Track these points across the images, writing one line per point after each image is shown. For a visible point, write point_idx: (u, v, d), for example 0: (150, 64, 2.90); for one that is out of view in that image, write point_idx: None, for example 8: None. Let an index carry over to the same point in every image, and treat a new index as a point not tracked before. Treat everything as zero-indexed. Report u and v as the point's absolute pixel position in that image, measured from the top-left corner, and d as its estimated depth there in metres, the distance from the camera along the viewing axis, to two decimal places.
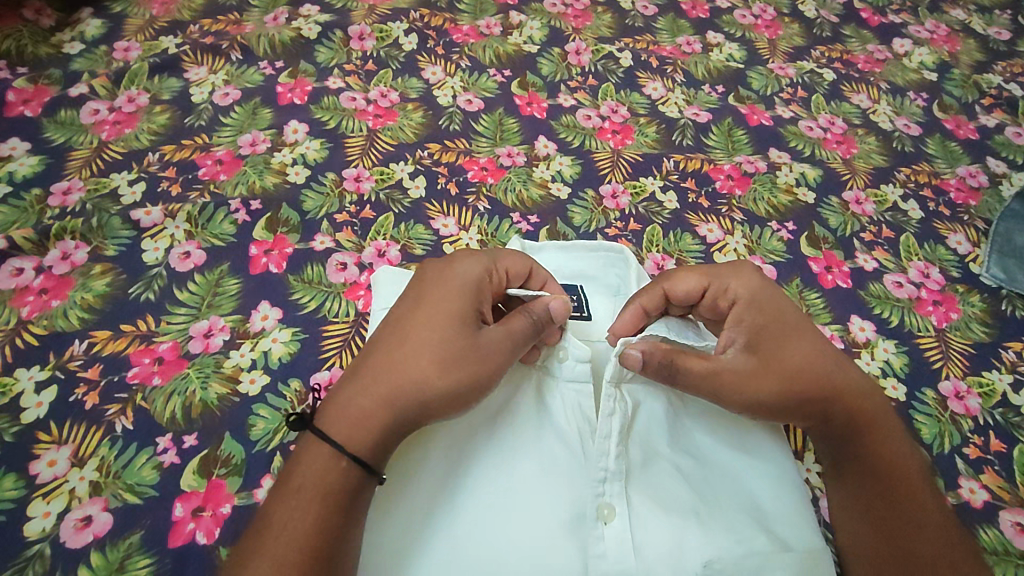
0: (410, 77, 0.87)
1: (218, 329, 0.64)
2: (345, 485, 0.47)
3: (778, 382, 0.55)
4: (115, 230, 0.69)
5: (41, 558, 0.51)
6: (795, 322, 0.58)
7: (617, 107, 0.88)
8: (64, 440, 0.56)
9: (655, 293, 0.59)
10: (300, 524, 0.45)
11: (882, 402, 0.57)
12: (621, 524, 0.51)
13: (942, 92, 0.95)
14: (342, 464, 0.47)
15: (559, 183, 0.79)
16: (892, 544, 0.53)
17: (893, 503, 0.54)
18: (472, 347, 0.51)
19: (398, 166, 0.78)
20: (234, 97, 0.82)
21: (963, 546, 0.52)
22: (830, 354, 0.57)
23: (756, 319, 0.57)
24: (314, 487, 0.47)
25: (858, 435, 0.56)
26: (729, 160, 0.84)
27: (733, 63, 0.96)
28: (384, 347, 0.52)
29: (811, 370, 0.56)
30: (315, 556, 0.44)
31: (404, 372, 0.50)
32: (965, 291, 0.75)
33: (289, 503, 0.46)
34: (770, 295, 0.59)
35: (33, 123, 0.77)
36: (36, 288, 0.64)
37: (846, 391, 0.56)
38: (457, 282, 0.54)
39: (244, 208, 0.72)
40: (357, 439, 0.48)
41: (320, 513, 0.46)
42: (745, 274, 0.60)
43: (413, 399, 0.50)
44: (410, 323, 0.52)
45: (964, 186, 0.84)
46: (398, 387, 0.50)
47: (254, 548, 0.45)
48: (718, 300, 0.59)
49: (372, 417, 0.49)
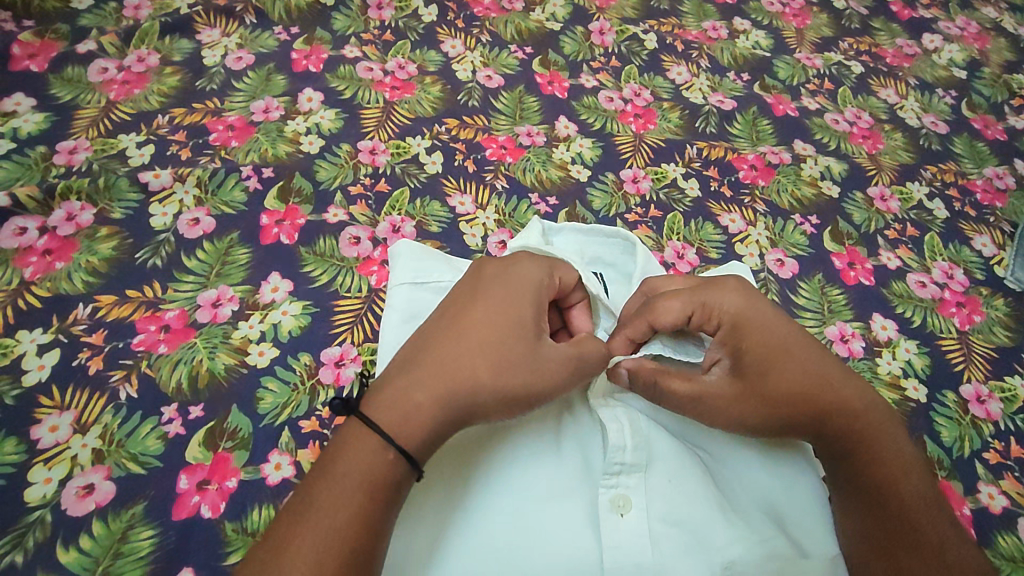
0: (429, 49, 0.84)
1: (227, 299, 0.62)
2: (389, 476, 0.43)
3: (764, 406, 0.52)
4: (123, 192, 0.67)
5: (42, 524, 0.49)
6: (789, 341, 0.53)
7: (640, 90, 0.86)
8: (66, 405, 0.55)
9: (640, 323, 0.55)
10: (341, 515, 0.41)
11: (882, 418, 0.53)
12: (637, 516, 0.49)
13: (972, 91, 0.93)
14: (389, 455, 0.43)
15: (580, 166, 0.77)
16: (882, 562, 0.49)
17: (884, 518, 0.50)
18: (536, 356, 0.48)
19: (414, 141, 0.76)
20: (247, 62, 0.80)
21: (964, 568, 0.48)
22: (824, 368, 0.53)
23: (743, 340, 0.53)
24: (358, 473, 0.42)
25: (852, 454, 0.52)
26: (753, 150, 0.82)
27: (759, 51, 0.93)
28: (440, 342, 0.48)
29: (799, 395, 0.52)
30: (356, 548, 0.40)
31: (466, 372, 0.46)
32: (989, 294, 0.73)
33: (329, 487, 0.42)
34: (760, 313, 0.54)
35: (39, 79, 0.74)
36: (39, 249, 0.62)
37: (838, 410, 0.52)
38: (526, 286, 0.51)
39: (256, 175, 0.70)
40: (408, 432, 0.44)
41: (364, 505, 0.42)
42: (730, 291, 0.55)
43: (464, 398, 0.46)
44: (468, 316, 0.49)
45: (991, 187, 0.83)
46: (455, 387, 0.46)
47: (291, 531, 0.40)
48: (704, 322, 0.54)
49: (426, 413, 0.45)
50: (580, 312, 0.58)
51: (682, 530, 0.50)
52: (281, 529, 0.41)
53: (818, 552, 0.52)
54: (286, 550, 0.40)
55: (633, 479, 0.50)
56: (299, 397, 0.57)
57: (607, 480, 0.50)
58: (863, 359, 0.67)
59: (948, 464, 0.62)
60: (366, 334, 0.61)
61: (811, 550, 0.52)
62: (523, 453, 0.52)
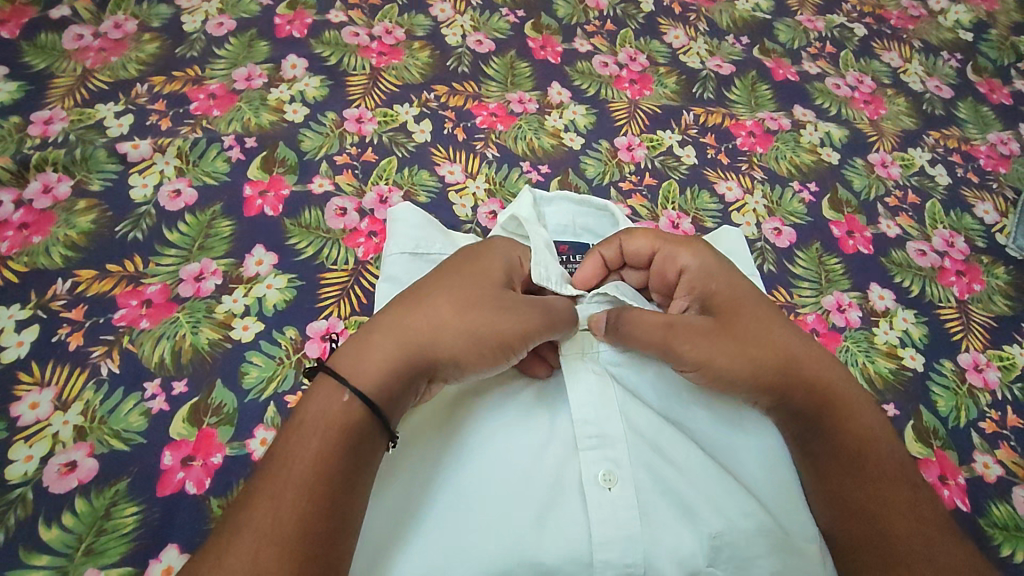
0: (417, 14, 0.81)
1: (210, 273, 0.60)
2: (349, 419, 0.42)
3: (732, 349, 0.51)
4: (101, 163, 0.65)
5: (24, 502, 0.49)
6: (752, 294, 0.55)
7: (636, 55, 0.83)
8: (46, 382, 0.54)
9: (612, 244, 0.57)
10: (298, 467, 0.40)
11: (845, 378, 0.53)
12: (623, 489, 0.48)
13: (977, 54, 0.90)
14: (345, 398, 0.43)
15: (573, 133, 0.75)
16: (862, 526, 0.49)
17: (862, 479, 0.50)
18: (499, 298, 0.48)
19: (402, 109, 0.73)
20: (228, 27, 0.77)
21: (941, 521, 0.49)
22: (788, 324, 0.54)
23: (710, 286, 0.54)
24: (317, 422, 0.42)
25: (825, 413, 0.52)
26: (751, 116, 0.79)
27: (759, 14, 0.90)
28: (402, 297, 0.48)
29: (765, 337, 0.52)
30: (315, 497, 0.40)
31: (430, 314, 0.46)
32: (990, 262, 0.72)
33: (289, 438, 0.42)
34: (727, 266, 0.56)
35: (10, 46, 0.72)
36: (16, 222, 0.60)
37: (805, 362, 0.52)
38: (492, 245, 0.52)
39: (239, 145, 0.68)
40: (365, 375, 0.43)
41: (321, 450, 0.41)
42: (699, 245, 0.57)
43: (424, 338, 0.45)
44: (431, 274, 0.50)
45: (994, 153, 0.80)
46: (417, 328, 0.46)
47: (256, 483, 0.41)
48: (667, 268, 0.56)
49: (383, 355, 0.44)
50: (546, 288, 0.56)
51: (668, 501, 0.49)
52: (247, 485, 0.41)
53: (803, 529, 0.51)
54: (247, 503, 0.40)
55: (616, 451, 0.49)
56: (284, 371, 0.56)
57: (592, 455, 0.49)
58: (859, 329, 0.66)
59: (944, 434, 0.61)
60: (354, 307, 0.60)
61: (798, 527, 0.51)
62: (503, 429, 0.51)
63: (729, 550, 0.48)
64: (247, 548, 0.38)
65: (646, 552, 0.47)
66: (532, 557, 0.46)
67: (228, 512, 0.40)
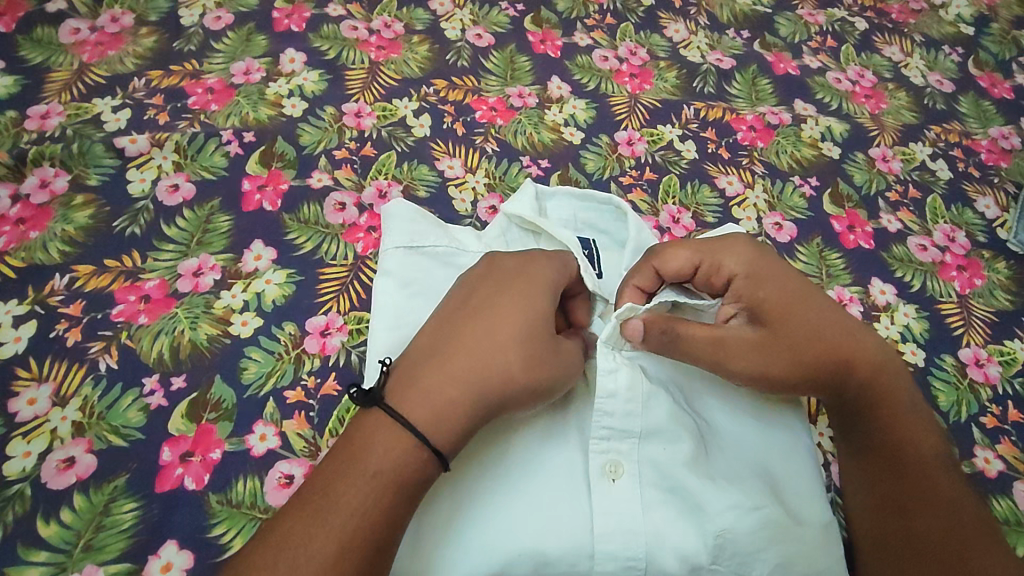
0: (416, 7, 0.81)
1: (209, 268, 0.60)
2: (417, 477, 0.41)
3: (787, 352, 0.51)
4: (98, 158, 0.65)
5: (22, 498, 0.49)
6: (803, 293, 0.53)
7: (636, 49, 0.83)
8: (44, 377, 0.53)
9: (645, 271, 0.54)
10: (368, 522, 0.39)
11: (896, 375, 0.53)
12: (628, 482, 0.48)
13: (979, 48, 0.90)
14: (422, 458, 0.41)
15: (573, 128, 0.75)
16: (894, 520, 0.49)
17: (900, 478, 0.50)
18: (561, 351, 0.48)
19: (401, 103, 0.73)
20: (226, 21, 0.76)
21: (976, 520, 0.49)
22: (842, 317, 0.54)
23: (763, 291, 0.52)
24: (389, 475, 0.40)
25: (872, 409, 0.52)
26: (752, 111, 0.79)
27: (760, 8, 0.89)
28: (470, 340, 0.45)
29: (822, 336, 0.52)
30: (379, 552, 0.39)
31: (504, 370, 0.45)
32: (991, 257, 0.72)
33: (358, 491, 0.40)
34: (773, 264, 0.54)
35: (7, 40, 0.71)
36: (12, 218, 0.60)
37: (857, 360, 0.52)
38: (554, 284, 0.50)
39: (237, 139, 0.68)
40: (439, 431, 0.42)
41: (392, 506, 0.40)
42: (739, 246, 0.55)
43: (497, 394, 0.44)
44: (495, 310, 0.47)
45: (995, 147, 0.80)
46: (492, 384, 0.44)
47: (313, 528, 0.38)
48: (713, 276, 0.54)
49: (456, 410, 0.43)
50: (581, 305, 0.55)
51: (672, 496, 0.49)
52: (299, 526, 0.39)
53: (810, 520, 0.51)
54: (305, 552, 0.38)
55: (625, 444, 0.50)
56: (283, 367, 0.56)
57: (601, 444, 0.49)
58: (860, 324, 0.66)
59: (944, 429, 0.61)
60: (353, 303, 0.60)
61: (805, 517, 0.51)
62: (522, 427, 0.50)
63: (732, 546, 0.48)
64: None
65: (649, 546, 0.47)
66: (535, 550, 0.46)
67: (277, 557, 0.38)
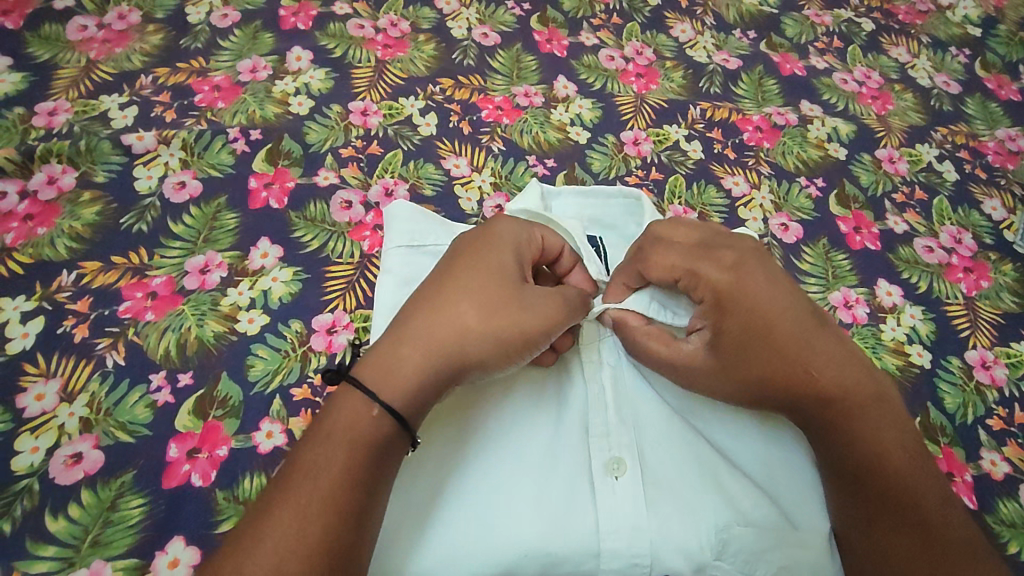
0: (423, 6, 0.81)
1: (215, 266, 0.60)
2: (376, 433, 0.42)
3: (738, 383, 0.49)
4: (106, 155, 0.65)
5: (30, 493, 0.49)
6: (775, 316, 0.49)
7: (643, 48, 0.83)
8: (52, 373, 0.54)
9: (630, 271, 0.54)
10: (324, 479, 0.40)
11: (865, 402, 0.49)
12: (632, 479, 0.48)
13: (986, 50, 0.90)
14: (374, 412, 0.42)
15: (579, 128, 0.75)
16: (867, 540, 0.48)
17: (870, 502, 0.48)
18: (523, 296, 0.48)
19: (407, 101, 0.73)
20: (233, 19, 0.76)
21: (951, 547, 0.46)
22: (819, 341, 0.50)
23: (727, 315, 0.49)
24: (345, 432, 0.41)
25: (836, 437, 0.49)
26: (758, 111, 0.79)
27: (767, 8, 0.89)
28: (423, 304, 0.47)
29: (783, 365, 0.49)
30: (341, 513, 0.39)
31: (458, 322, 0.46)
32: (998, 259, 0.72)
33: (317, 450, 0.41)
34: (752, 282, 0.50)
35: (15, 37, 0.71)
36: (20, 214, 0.60)
37: (816, 389, 0.49)
38: (514, 241, 0.51)
39: (244, 137, 0.68)
40: (390, 388, 0.43)
41: (349, 462, 0.40)
42: (722, 257, 0.51)
43: (453, 347, 0.45)
44: (451, 273, 0.48)
45: (1002, 149, 0.80)
46: (446, 341, 0.45)
47: (278, 487, 0.40)
48: (690, 288, 0.51)
49: (413, 370, 0.44)
50: (579, 270, 0.56)
51: (676, 494, 0.49)
52: (269, 493, 0.40)
53: (814, 521, 0.51)
54: (267, 513, 0.39)
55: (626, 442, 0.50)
56: (290, 364, 0.56)
57: (602, 443, 0.50)
58: (866, 325, 0.65)
59: (950, 431, 0.61)
60: (359, 301, 0.60)
61: (810, 520, 0.50)
62: (526, 425, 0.51)
63: (737, 542, 0.48)
64: (268, 556, 0.37)
65: (653, 545, 0.47)
66: (539, 549, 0.46)
67: (246, 521, 0.39)
